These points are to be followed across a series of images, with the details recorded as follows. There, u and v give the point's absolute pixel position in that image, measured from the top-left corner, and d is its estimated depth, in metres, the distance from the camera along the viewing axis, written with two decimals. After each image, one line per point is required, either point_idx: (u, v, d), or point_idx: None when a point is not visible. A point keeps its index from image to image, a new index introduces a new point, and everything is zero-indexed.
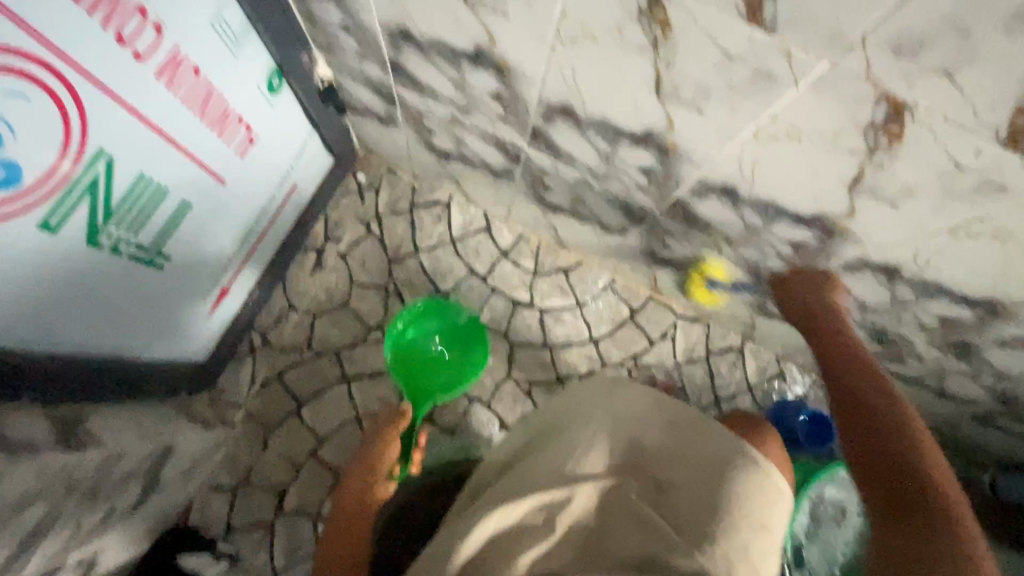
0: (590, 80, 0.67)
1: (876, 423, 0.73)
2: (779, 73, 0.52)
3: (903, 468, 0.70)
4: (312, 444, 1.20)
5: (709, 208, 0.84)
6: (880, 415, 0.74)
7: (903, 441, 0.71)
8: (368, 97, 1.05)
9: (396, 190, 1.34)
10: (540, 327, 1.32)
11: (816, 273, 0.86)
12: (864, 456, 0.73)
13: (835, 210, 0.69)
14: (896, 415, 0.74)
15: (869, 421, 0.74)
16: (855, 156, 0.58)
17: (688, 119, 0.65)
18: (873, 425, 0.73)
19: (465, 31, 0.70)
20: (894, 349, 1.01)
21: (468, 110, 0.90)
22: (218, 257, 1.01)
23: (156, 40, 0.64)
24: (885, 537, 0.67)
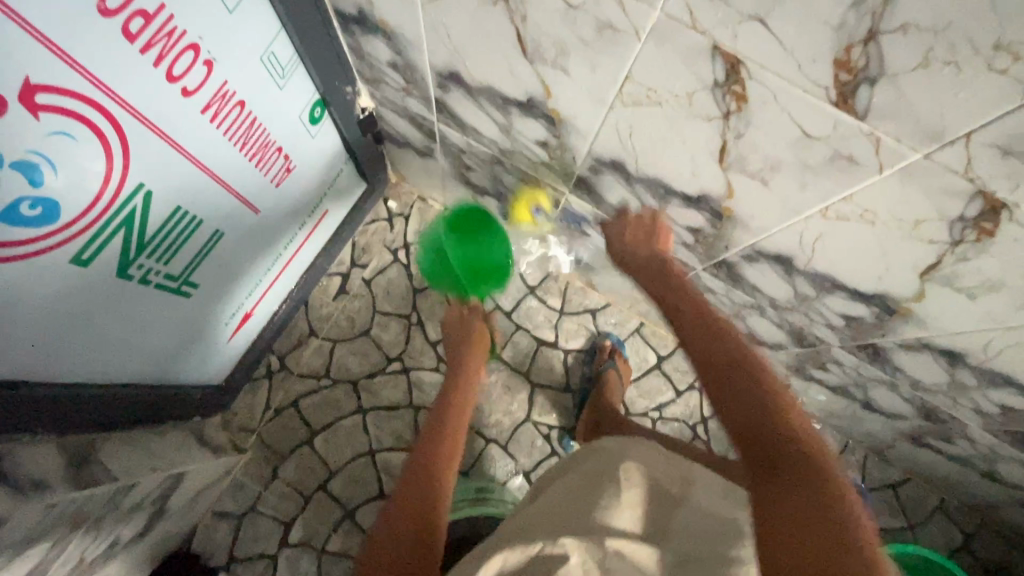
0: (647, 141, 0.64)
1: (761, 392, 0.55)
2: (862, 158, 0.49)
3: (767, 424, 0.53)
4: (323, 476, 1.17)
5: (758, 272, 0.80)
6: (749, 379, 0.56)
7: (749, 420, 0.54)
8: (407, 130, 1.03)
9: (425, 219, 1.32)
10: (564, 369, 1.28)
11: (641, 217, 0.82)
12: (749, 429, 0.54)
13: (901, 292, 0.65)
14: (754, 367, 0.58)
15: (754, 384, 0.56)
16: (934, 246, 0.54)
17: (750, 189, 0.62)
18: (752, 398, 0.55)
19: (519, 80, 0.67)
20: (942, 428, 0.95)
21: (512, 152, 0.87)
22: (244, 282, 0.99)
23: (205, 75, 0.62)
24: (772, 512, 0.46)
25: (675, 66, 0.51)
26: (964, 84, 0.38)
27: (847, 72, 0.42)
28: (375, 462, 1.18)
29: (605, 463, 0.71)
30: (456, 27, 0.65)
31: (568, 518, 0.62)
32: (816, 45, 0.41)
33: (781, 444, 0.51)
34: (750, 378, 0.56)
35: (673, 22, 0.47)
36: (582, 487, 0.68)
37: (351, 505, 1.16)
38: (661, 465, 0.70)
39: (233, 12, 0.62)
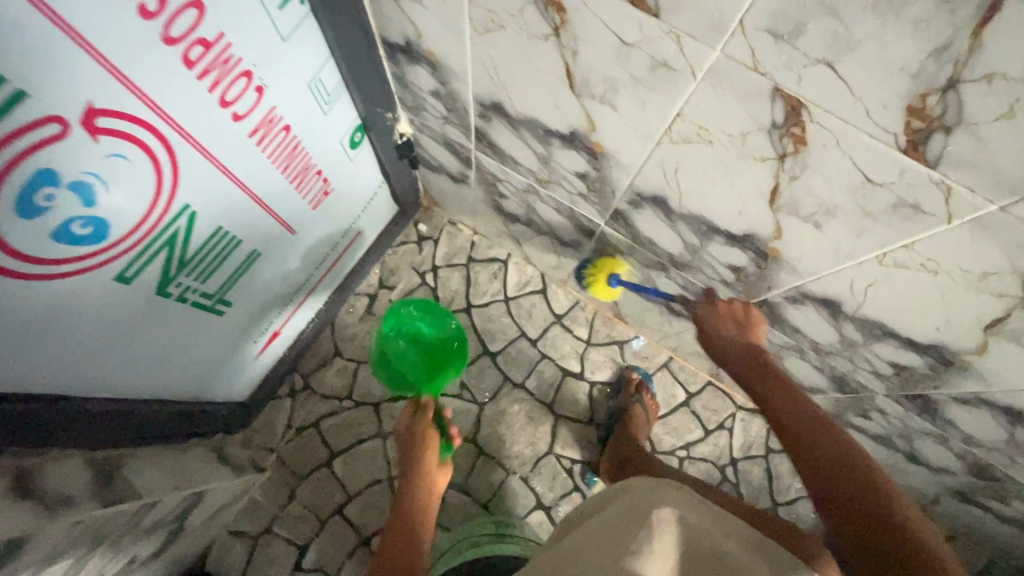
0: (692, 178, 0.63)
1: (857, 475, 0.53)
2: (929, 206, 0.46)
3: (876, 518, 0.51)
4: (340, 500, 1.15)
5: (801, 314, 0.77)
6: (829, 456, 0.56)
7: (840, 492, 0.53)
8: (443, 156, 1.04)
9: (454, 243, 1.32)
10: (589, 401, 1.25)
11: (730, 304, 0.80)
12: (852, 512, 0.52)
13: (960, 344, 0.61)
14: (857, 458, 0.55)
15: (853, 470, 0.54)
16: (1003, 299, 0.51)
17: (801, 231, 0.60)
18: (823, 444, 0.57)
19: (563, 112, 0.67)
20: (995, 487, 0.90)
21: (549, 183, 0.87)
22: (275, 300, 0.99)
23: (255, 100, 0.63)
24: None
25: (731, 106, 0.50)
26: None
27: (921, 120, 0.40)
28: (393, 488, 1.16)
29: (635, 504, 0.70)
30: (504, 60, 0.65)
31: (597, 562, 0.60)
32: (887, 92, 0.40)
33: (865, 513, 0.51)
34: (860, 477, 0.53)
35: (733, 62, 0.46)
36: (611, 528, 0.67)
37: (367, 531, 1.14)
38: (695, 505, 0.68)
39: (287, 40, 0.63)
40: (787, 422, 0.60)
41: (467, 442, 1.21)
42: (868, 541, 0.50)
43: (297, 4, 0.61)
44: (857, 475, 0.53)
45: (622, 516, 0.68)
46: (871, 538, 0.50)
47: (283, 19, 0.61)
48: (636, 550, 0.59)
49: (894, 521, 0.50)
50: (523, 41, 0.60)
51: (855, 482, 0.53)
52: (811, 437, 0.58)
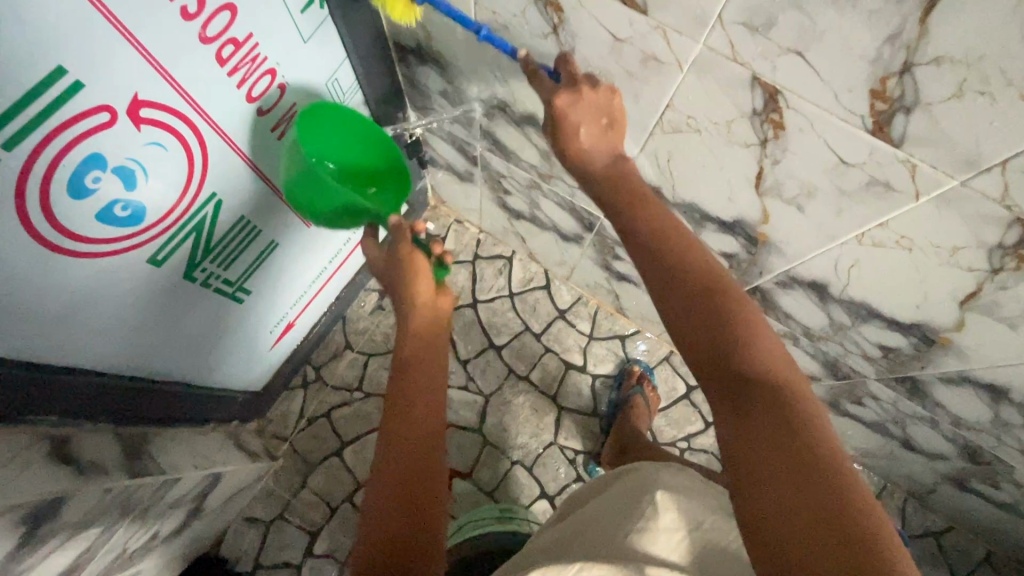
0: (683, 166, 0.68)
1: (758, 393, 0.43)
2: (898, 184, 0.50)
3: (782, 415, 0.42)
4: (350, 488, 1.19)
5: (792, 299, 0.80)
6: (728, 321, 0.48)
7: (715, 353, 0.46)
8: (450, 155, 1.09)
9: (461, 241, 1.37)
10: (592, 394, 1.28)
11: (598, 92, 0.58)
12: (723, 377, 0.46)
13: (940, 321, 0.65)
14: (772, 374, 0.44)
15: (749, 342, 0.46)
16: (974, 273, 0.55)
17: (786, 214, 0.64)
18: (705, 318, 0.48)
19: None
20: (986, 470, 0.92)
21: (551, 177, 0.92)
22: (289, 292, 1.04)
23: (278, 97, 0.69)
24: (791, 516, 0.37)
25: (716, 96, 0.55)
26: (998, 113, 0.40)
27: (883, 102, 0.44)
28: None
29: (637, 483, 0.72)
30: (508, 59, 0.70)
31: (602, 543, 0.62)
32: (850, 77, 0.44)
33: (751, 412, 0.43)
34: (765, 390, 0.43)
35: (714, 54, 0.50)
36: (614, 509, 0.69)
37: None
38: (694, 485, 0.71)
39: (308, 42, 0.69)
40: (699, 337, 0.48)
41: (473, 433, 1.24)
42: (729, 396, 0.45)
43: (318, 9, 0.67)
44: (740, 330, 0.47)
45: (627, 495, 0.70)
46: (738, 387, 0.45)
47: (305, 22, 0.66)
48: (642, 526, 0.61)
49: (766, 376, 0.44)
50: (524, 42, 0.65)
51: (718, 333, 0.47)
52: (681, 279, 0.50)
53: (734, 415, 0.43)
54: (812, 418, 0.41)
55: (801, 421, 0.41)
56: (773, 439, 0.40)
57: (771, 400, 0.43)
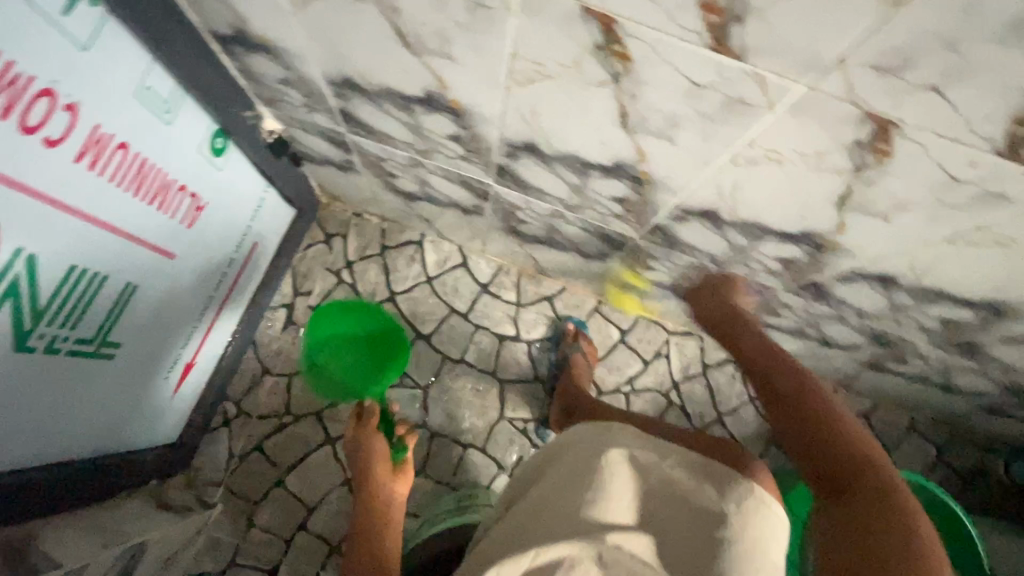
0: (549, 116, 0.63)
1: (852, 485, 0.54)
2: (751, 98, 0.48)
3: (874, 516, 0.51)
4: (302, 515, 1.13)
5: (691, 231, 0.79)
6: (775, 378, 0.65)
7: (840, 481, 0.55)
8: (322, 147, 1.00)
9: (364, 235, 1.28)
10: (531, 361, 1.26)
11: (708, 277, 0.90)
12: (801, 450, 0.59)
13: (823, 226, 0.65)
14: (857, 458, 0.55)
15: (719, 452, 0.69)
16: (842, 174, 0.54)
17: (659, 148, 0.61)
18: (830, 441, 0.57)
19: (411, 74, 0.65)
20: (895, 351, 0.97)
21: (429, 152, 0.85)
22: (175, 331, 0.94)
23: (70, 121, 0.58)
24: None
25: (556, 35, 0.50)
26: (825, 6, 0.38)
27: (715, 14, 0.41)
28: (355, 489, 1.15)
29: (589, 447, 0.72)
30: (336, 32, 0.62)
31: (556, 515, 0.65)
32: None
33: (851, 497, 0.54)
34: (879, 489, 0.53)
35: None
36: (565, 475, 0.70)
37: (336, 539, 1.12)
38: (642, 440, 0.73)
39: (89, 48, 0.57)
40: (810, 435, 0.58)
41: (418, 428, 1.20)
42: (826, 480, 0.56)
43: (89, 7, 0.56)
44: (864, 461, 0.55)
45: (578, 458, 0.71)
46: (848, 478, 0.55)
47: (76, 26, 0.55)
48: (593, 498, 0.64)
49: (851, 486, 0.54)
50: (346, 9, 0.57)
51: (852, 461, 0.56)
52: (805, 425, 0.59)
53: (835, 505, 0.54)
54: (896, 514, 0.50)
55: (828, 431, 0.58)
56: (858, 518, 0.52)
57: (872, 495, 0.53)
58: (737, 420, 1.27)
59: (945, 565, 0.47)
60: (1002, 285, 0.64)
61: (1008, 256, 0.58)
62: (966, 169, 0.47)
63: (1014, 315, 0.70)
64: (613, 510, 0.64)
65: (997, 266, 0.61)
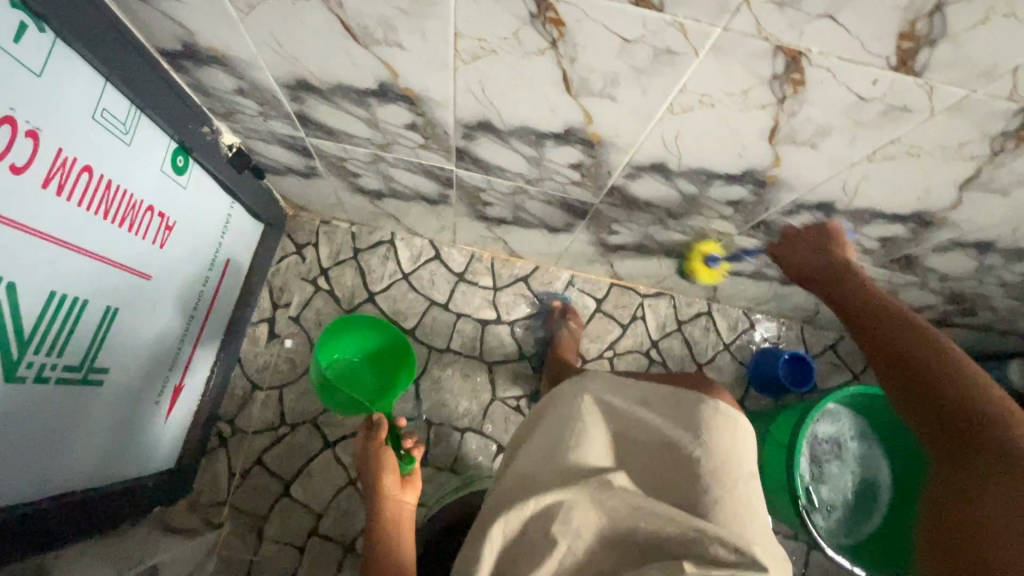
0: (498, 91, 0.67)
1: (930, 380, 0.57)
2: (676, 46, 0.53)
3: (951, 394, 0.55)
4: (310, 521, 1.14)
5: (646, 187, 0.85)
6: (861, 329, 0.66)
7: (918, 377, 0.57)
8: (283, 156, 1.02)
9: (335, 241, 1.30)
10: (515, 341, 1.30)
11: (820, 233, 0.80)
12: (926, 418, 0.56)
13: (761, 162, 0.71)
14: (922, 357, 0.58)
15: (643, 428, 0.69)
16: (767, 108, 0.60)
17: (603, 108, 0.66)
18: (923, 352, 0.58)
19: (362, 67, 0.68)
20: None
21: (389, 145, 0.88)
22: (160, 354, 0.94)
23: (33, 148, 0.59)
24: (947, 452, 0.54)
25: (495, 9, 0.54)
26: None
27: None
28: (359, 487, 1.17)
29: (566, 399, 0.74)
30: (285, 34, 0.65)
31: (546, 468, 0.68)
32: None
33: (940, 398, 0.56)
34: (958, 383, 0.55)
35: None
36: (550, 429, 0.72)
37: (348, 539, 1.14)
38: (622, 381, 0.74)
39: (43, 75, 0.58)
40: (873, 335, 0.62)
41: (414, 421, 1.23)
42: (908, 380, 0.58)
43: (39, 33, 0.57)
44: (919, 335, 0.59)
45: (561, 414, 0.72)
46: (917, 383, 0.57)
47: (29, 52, 0.56)
48: (575, 445, 0.68)
49: (941, 379, 0.56)
50: (291, 10, 0.60)
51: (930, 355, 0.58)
52: (882, 333, 0.61)
53: (907, 394, 0.58)
54: (970, 391, 0.55)
55: (883, 352, 0.60)
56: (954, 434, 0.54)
57: (947, 375, 0.56)
58: (716, 368, 1.34)
59: (1021, 421, 0.52)
60: (923, 195, 0.71)
61: (923, 166, 0.65)
62: (869, 87, 0.54)
63: (939, 223, 0.78)
64: (588, 454, 0.68)
65: (916, 177, 0.68)
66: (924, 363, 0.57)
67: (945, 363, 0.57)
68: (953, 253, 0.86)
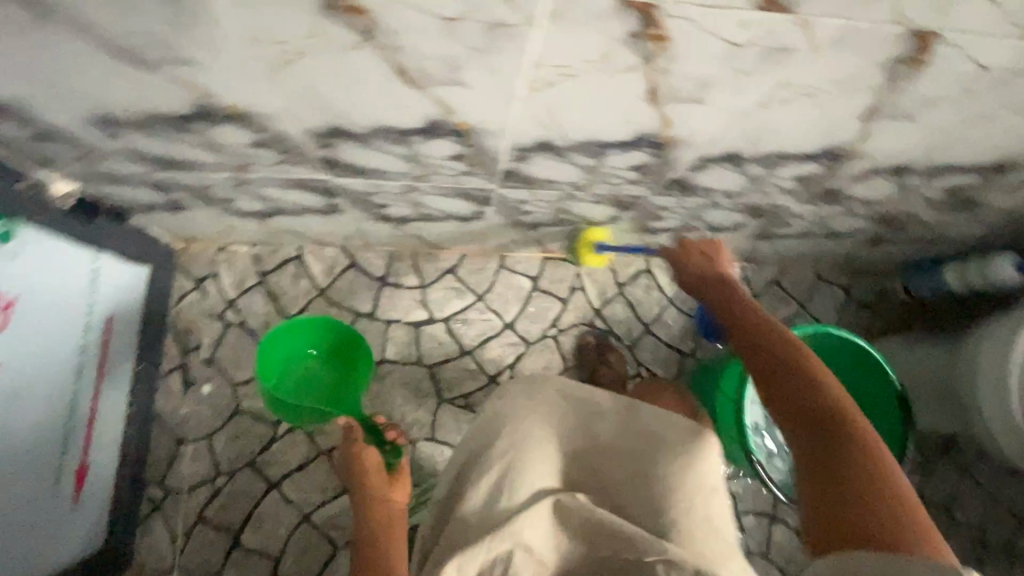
0: (335, 92, 0.59)
1: (820, 411, 0.58)
2: (507, 16, 0.48)
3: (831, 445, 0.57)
4: (269, 568, 1.09)
5: (542, 167, 0.76)
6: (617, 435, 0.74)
7: (772, 373, 0.62)
8: (137, 192, 0.89)
9: (237, 269, 1.18)
10: (452, 338, 1.23)
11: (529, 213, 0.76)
12: (786, 409, 0.60)
13: (652, 125, 0.64)
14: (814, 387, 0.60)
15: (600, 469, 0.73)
16: (636, 69, 0.54)
17: (459, 94, 0.59)
18: (809, 395, 0.60)
19: (161, 90, 0.57)
20: (774, 217, 1.00)
21: (245, 167, 0.77)
22: (38, 443, 0.84)
23: None
24: (807, 462, 0.58)
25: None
26: None
27: None
28: (314, 522, 1.11)
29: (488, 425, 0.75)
30: (55, 59, 0.54)
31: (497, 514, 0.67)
32: None
33: (809, 401, 0.59)
34: (820, 414, 0.58)
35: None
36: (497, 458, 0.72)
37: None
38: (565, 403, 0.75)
39: None
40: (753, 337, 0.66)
41: None
42: (803, 420, 0.59)
43: None
44: (798, 357, 0.62)
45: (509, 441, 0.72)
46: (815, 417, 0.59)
47: None
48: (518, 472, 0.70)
49: (830, 421, 0.58)
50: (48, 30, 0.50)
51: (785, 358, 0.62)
52: (780, 358, 0.63)
53: (810, 431, 0.58)
54: (858, 434, 0.57)
55: (810, 372, 0.61)
56: (816, 460, 0.57)
57: (851, 439, 0.56)
58: (664, 325, 1.30)
59: (894, 484, 0.54)
60: (831, 132, 0.65)
61: (820, 103, 0.59)
62: (737, 30, 0.49)
63: (853, 155, 0.72)
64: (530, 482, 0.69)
65: (813, 115, 0.62)
66: (828, 400, 0.59)
67: (810, 386, 0.60)
68: (874, 180, 0.81)
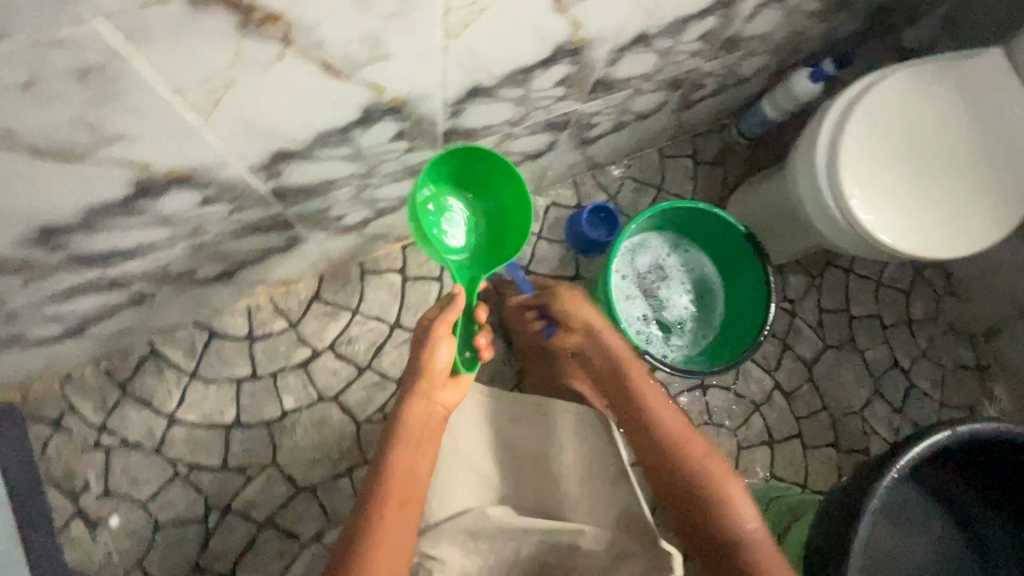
0: (486, 49, 0.63)
1: (698, 497, 0.76)
2: None
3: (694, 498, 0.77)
4: None
5: (627, 64, 0.85)
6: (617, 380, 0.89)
7: (690, 498, 0.77)
8: (262, 242, 0.91)
9: (337, 294, 1.22)
10: (549, 273, 1.31)
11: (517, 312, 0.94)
12: (677, 500, 0.78)
13: None
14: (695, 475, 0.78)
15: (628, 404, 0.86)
16: None
17: (596, 8, 0.66)
18: (682, 476, 0.78)
19: (341, 100, 0.61)
20: (789, 45, 1.13)
21: (374, 168, 0.81)
22: None
23: None
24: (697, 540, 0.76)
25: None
26: None
27: None
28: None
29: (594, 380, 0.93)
30: (249, 107, 0.56)
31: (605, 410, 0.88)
32: None
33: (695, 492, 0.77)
34: (703, 505, 0.76)
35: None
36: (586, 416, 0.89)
37: None
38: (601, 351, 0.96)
39: None
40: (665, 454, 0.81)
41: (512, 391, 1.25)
42: (686, 515, 0.77)
43: None
44: (690, 466, 0.78)
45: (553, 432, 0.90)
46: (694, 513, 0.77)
47: None
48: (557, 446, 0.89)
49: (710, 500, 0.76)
50: (264, 77, 0.53)
51: (679, 475, 0.78)
52: (683, 482, 0.78)
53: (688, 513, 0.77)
54: (717, 518, 0.75)
55: (690, 476, 0.78)
56: (693, 516, 0.77)
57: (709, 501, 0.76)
58: (711, 191, 1.43)
59: (743, 541, 0.73)
60: None
61: None
62: None
63: None
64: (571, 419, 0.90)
65: None
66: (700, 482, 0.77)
67: (709, 493, 0.76)
68: None
